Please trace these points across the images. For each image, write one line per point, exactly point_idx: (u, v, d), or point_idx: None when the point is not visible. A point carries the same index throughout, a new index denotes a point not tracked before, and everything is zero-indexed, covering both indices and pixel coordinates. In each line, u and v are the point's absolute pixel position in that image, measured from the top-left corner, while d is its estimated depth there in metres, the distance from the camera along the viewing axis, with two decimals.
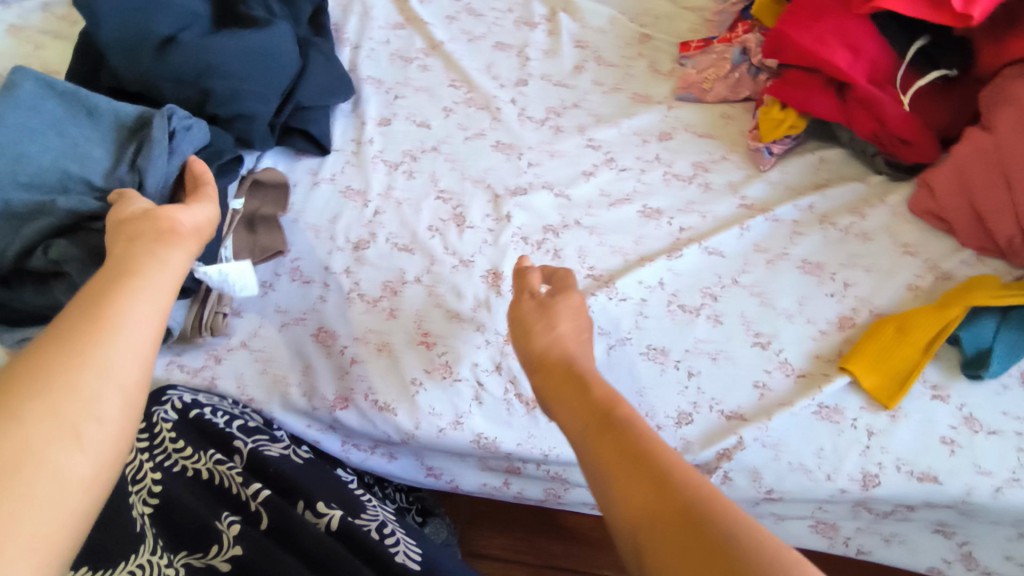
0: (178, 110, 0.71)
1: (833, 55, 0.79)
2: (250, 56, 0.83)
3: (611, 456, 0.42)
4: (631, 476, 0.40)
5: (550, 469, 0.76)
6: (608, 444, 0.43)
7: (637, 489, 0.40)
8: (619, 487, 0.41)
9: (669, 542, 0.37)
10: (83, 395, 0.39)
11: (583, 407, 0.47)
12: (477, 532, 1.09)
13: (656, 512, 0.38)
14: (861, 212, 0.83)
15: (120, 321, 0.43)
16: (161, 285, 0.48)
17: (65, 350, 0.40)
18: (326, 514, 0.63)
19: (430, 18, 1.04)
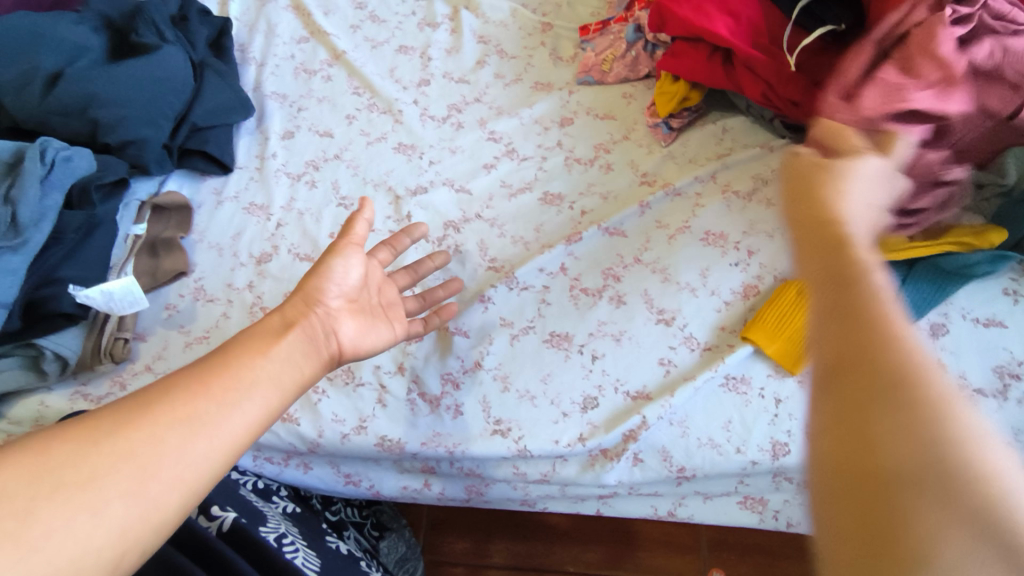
0: (56, 141, 0.74)
1: (713, 22, 0.79)
2: (138, 85, 0.84)
3: (847, 359, 0.35)
4: (876, 400, 0.33)
5: (463, 465, 0.74)
6: (842, 314, 0.36)
7: (872, 417, 0.32)
8: (849, 410, 0.34)
9: (889, 514, 0.30)
10: (168, 475, 0.41)
11: (824, 279, 0.38)
12: (445, 538, 1.06)
13: (894, 461, 0.31)
14: (762, 177, 0.82)
15: (233, 403, 0.46)
16: (286, 378, 0.49)
17: (187, 410, 0.44)
18: (219, 516, 0.64)
19: (333, 29, 1.04)
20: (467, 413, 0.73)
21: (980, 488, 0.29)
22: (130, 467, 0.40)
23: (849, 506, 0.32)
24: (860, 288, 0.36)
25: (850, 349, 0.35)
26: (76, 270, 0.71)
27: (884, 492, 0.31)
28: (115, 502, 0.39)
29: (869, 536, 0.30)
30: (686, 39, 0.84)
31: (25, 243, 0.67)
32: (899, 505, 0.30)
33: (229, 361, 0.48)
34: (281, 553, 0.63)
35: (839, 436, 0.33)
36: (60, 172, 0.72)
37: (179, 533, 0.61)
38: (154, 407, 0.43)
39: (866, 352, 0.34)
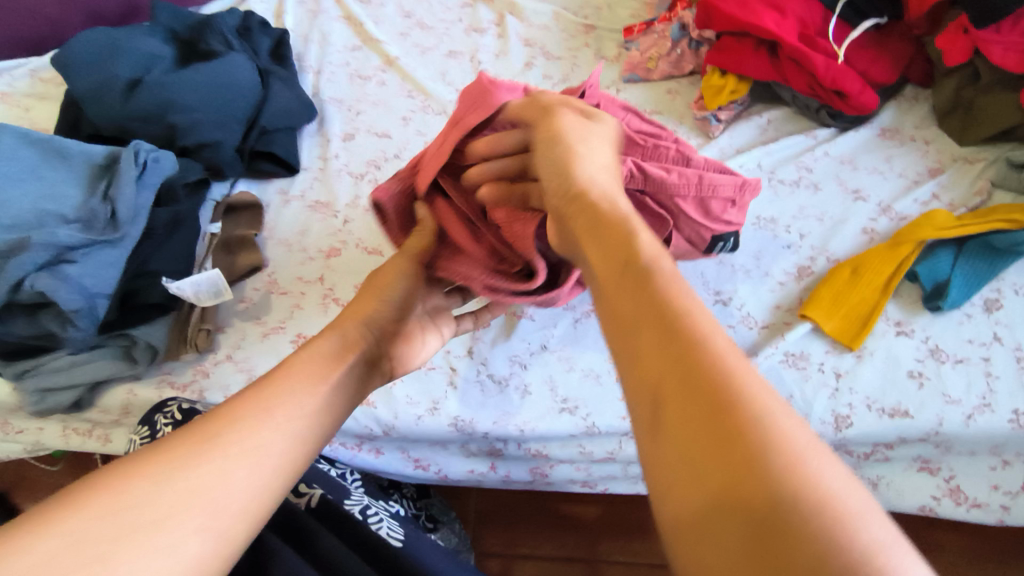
0: (145, 143, 0.79)
1: (759, 16, 0.83)
2: (212, 91, 0.89)
3: (634, 305, 0.36)
4: (663, 340, 0.33)
5: (530, 446, 0.77)
6: (629, 281, 0.38)
7: (665, 356, 0.33)
8: (645, 354, 0.34)
9: (699, 426, 0.29)
10: (233, 508, 0.39)
11: (608, 256, 0.40)
12: (492, 531, 1.05)
13: (686, 386, 0.31)
14: (808, 165, 0.85)
15: (284, 428, 0.44)
16: (336, 407, 0.49)
17: (249, 440, 0.42)
18: (306, 493, 0.67)
19: (384, 37, 1.09)
20: (535, 392, 0.76)
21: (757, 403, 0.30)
22: (195, 499, 0.39)
23: (663, 439, 0.31)
24: (638, 258, 0.39)
25: (641, 298, 0.36)
26: (164, 263, 0.76)
27: (695, 414, 0.30)
28: (184, 538, 0.37)
29: (688, 469, 0.29)
30: (732, 33, 0.88)
31: (122, 237, 0.72)
32: (693, 431, 0.30)
33: (280, 389, 0.46)
34: (366, 525, 0.65)
35: (645, 381, 0.33)
36: (150, 172, 0.77)
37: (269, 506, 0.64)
38: (217, 440, 0.42)
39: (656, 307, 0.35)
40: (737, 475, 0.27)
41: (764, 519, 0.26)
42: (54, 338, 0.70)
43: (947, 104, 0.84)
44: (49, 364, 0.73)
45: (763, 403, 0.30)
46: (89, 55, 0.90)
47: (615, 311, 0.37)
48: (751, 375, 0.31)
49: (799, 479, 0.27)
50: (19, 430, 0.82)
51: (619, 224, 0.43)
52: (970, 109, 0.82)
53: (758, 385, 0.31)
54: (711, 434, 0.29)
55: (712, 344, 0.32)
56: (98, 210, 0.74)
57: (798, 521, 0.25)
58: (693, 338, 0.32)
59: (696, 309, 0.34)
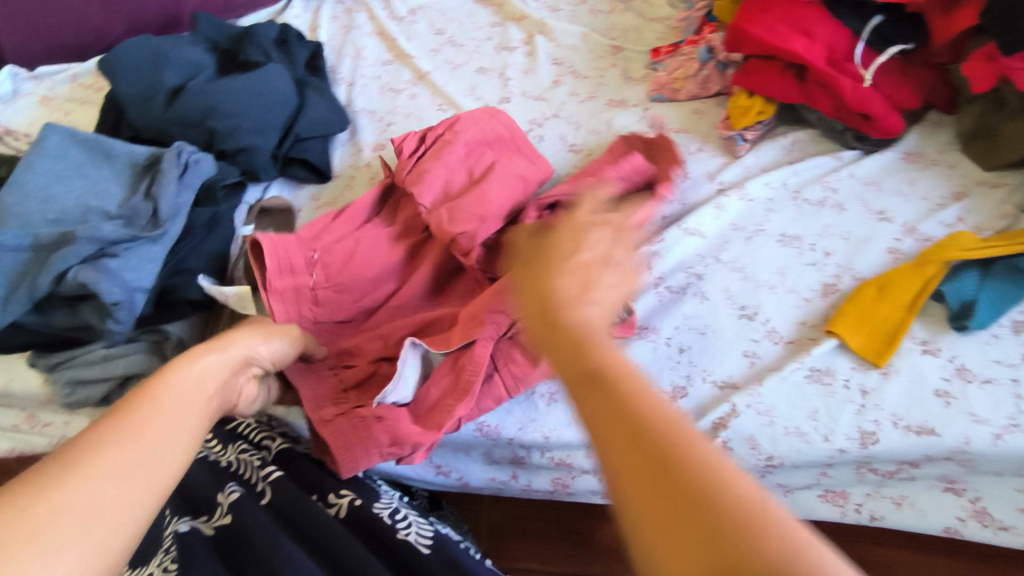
0: (186, 144, 0.81)
1: (787, 40, 0.84)
2: (251, 97, 0.91)
3: (614, 441, 0.34)
4: (616, 417, 0.34)
5: (554, 455, 0.76)
6: (600, 406, 0.35)
7: (654, 493, 0.32)
8: (608, 435, 0.34)
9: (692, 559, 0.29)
10: (110, 518, 0.38)
11: (553, 348, 0.39)
12: (507, 544, 1.05)
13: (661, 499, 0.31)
14: (832, 185, 0.87)
15: (158, 446, 0.43)
16: (187, 409, 0.47)
17: (109, 451, 0.41)
18: (336, 502, 0.67)
19: (416, 52, 1.12)
20: (561, 400, 0.76)
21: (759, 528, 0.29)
22: (112, 473, 0.40)
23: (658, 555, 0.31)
24: (555, 304, 0.40)
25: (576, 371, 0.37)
26: (202, 261, 0.78)
27: (665, 522, 0.31)
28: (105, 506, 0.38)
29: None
30: (760, 56, 0.90)
31: (164, 234, 0.73)
32: (671, 502, 0.31)
33: (149, 394, 0.46)
34: (394, 531, 0.64)
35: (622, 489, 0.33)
36: (191, 172, 0.79)
37: (294, 509, 0.64)
38: (79, 456, 0.40)
39: (631, 430, 0.33)
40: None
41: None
42: (92, 330, 0.72)
43: (969, 131, 0.86)
44: (84, 356, 0.73)
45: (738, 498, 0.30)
46: (136, 61, 0.93)
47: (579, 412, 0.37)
48: (745, 497, 0.30)
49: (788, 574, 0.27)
50: (45, 423, 0.83)
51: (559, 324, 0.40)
52: (995, 135, 0.83)
53: (742, 492, 0.30)
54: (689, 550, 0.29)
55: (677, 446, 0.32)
56: (139, 207, 0.75)
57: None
58: (662, 447, 0.32)
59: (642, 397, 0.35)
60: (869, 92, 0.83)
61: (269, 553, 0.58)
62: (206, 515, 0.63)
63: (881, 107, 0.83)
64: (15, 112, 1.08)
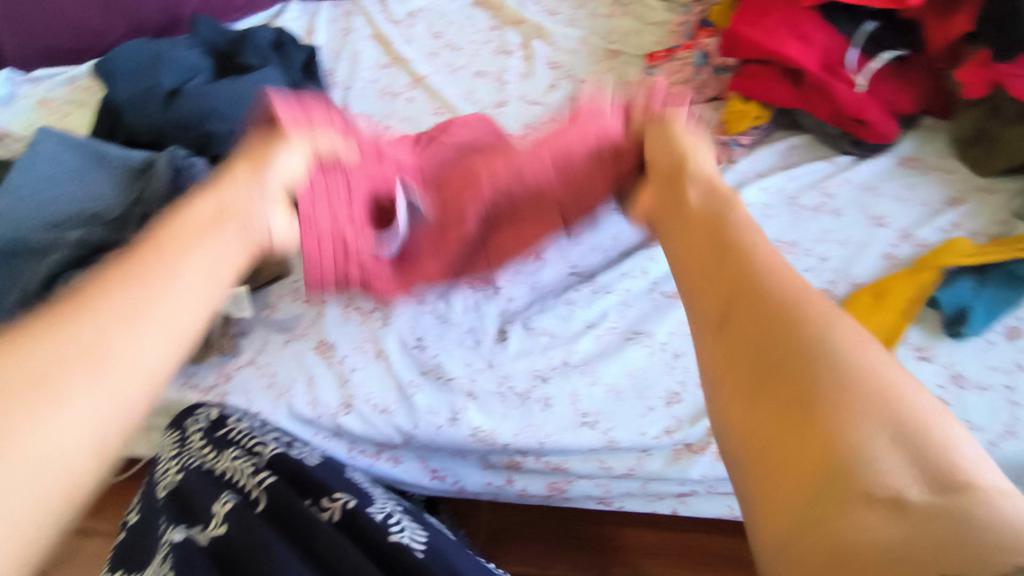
0: (178, 147, 0.80)
1: (784, 44, 0.84)
2: (248, 101, 0.91)
3: (757, 339, 0.37)
4: (765, 321, 0.37)
5: (548, 460, 0.77)
6: (754, 310, 0.38)
7: (785, 389, 0.34)
8: (750, 335, 0.37)
9: (805, 451, 0.32)
10: (126, 365, 0.36)
11: (722, 256, 0.43)
12: (505, 548, 1.04)
13: (798, 421, 0.33)
14: (829, 190, 0.86)
15: (179, 303, 0.40)
16: (211, 271, 0.43)
17: (126, 304, 0.38)
18: (330, 506, 0.65)
19: (414, 55, 1.12)
20: (557, 406, 0.75)
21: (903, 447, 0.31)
22: (77, 370, 0.34)
23: (765, 442, 0.34)
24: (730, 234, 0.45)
25: (731, 301, 0.40)
26: None
27: (791, 451, 0.32)
28: (80, 395, 0.34)
29: (792, 467, 0.32)
30: (756, 60, 0.90)
31: None
32: (804, 398, 0.33)
33: (168, 250, 0.42)
34: (388, 533, 0.62)
35: (732, 404, 0.36)
36: (183, 177, 0.78)
37: (289, 514, 0.63)
38: (92, 307, 0.37)
39: (781, 333, 0.36)
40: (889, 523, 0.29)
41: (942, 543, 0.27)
42: None
43: (969, 135, 0.85)
44: None
45: (902, 421, 0.31)
46: (133, 65, 0.93)
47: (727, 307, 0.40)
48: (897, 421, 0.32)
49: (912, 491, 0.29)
50: None
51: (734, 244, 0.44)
52: (993, 140, 0.82)
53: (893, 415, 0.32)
54: (812, 466, 0.31)
55: (845, 373, 0.33)
56: (131, 213, 0.75)
57: (912, 533, 0.28)
58: (808, 356, 0.35)
59: (818, 327, 0.36)
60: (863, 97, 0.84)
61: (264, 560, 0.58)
62: (201, 524, 0.63)
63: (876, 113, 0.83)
64: (12, 115, 1.08)
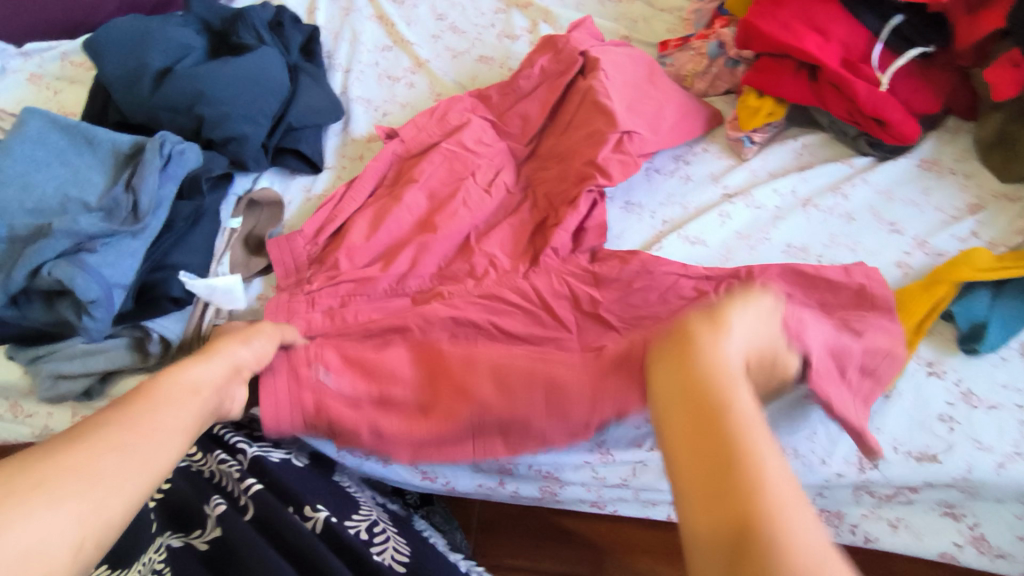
0: (169, 132, 0.78)
1: (801, 39, 0.80)
2: (242, 85, 0.88)
3: (692, 454, 0.36)
4: (709, 435, 0.36)
5: (541, 467, 0.76)
6: (703, 460, 0.35)
7: (708, 478, 0.34)
8: (683, 455, 0.36)
9: (721, 559, 0.32)
10: (123, 470, 0.44)
11: (676, 373, 0.39)
12: (498, 540, 1.03)
13: (727, 517, 0.33)
14: (843, 192, 0.83)
15: (163, 442, 0.48)
16: (177, 423, 0.51)
17: (113, 439, 0.46)
18: (313, 515, 0.63)
19: (415, 38, 1.08)
20: None
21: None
22: (77, 482, 0.42)
23: (696, 518, 0.34)
24: (717, 398, 0.37)
25: (705, 435, 0.36)
26: (185, 255, 0.75)
27: (720, 546, 0.33)
28: (49, 509, 0.40)
29: (713, 553, 0.33)
30: (772, 55, 0.86)
31: (144, 229, 0.71)
32: (722, 503, 0.33)
33: (150, 408, 0.50)
34: (369, 551, 0.62)
35: (688, 497, 0.35)
36: (174, 164, 0.76)
37: (271, 523, 0.62)
38: (84, 435, 0.45)
39: (714, 447, 0.35)
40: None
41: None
42: (69, 326, 0.69)
43: (990, 139, 0.81)
44: (64, 352, 0.72)
45: (804, 541, 0.31)
46: (123, 41, 0.89)
47: (672, 451, 0.37)
48: (809, 542, 0.31)
49: None
50: (29, 413, 0.83)
51: (717, 415, 0.36)
52: (1015, 145, 0.79)
53: (804, 532, 0.32)
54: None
55: (763, 467, 0.34)
56: (119, 199, 0.72)
57: None
58: (748, 478, 0.33)
59: (747, 426, 0.36)
60: (885, 97, 0.79)
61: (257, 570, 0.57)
62: (197, 528, 0.62)
63: (898, 115, 0.79)
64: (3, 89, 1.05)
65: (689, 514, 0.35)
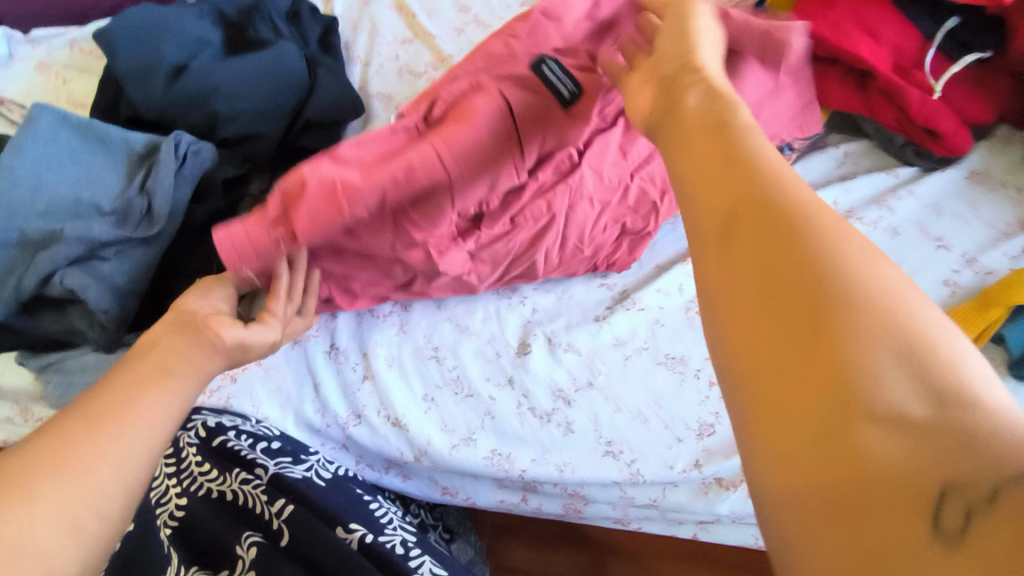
0: (185, 131, 0.74)
1: (852, 41, 0.76)
2: (259, 80, 0.84)
3: (738, 242, 0.34)
4: (761, 212, 0.34)
5: (567, 486, 0.73)
6: (751, 244, 0.34)
7: (752, 261, 0.33)
8: (731, 241, 0.35)
9: (781, 332, 0.31)
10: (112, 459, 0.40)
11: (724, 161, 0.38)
12: (513, 543, 1.00)
13: (793, 287, 0.31)
14: (887, 204, 0.79)
15: (147, 414, 0.44)
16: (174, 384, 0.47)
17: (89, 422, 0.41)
18: (350, 534, 0.61)
19: (438, 31, 1.04)
20: (578, 430, 0.71)
21: (881, 352, 0.29)
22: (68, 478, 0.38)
23: (740, 308, 0.33)
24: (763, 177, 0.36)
25: (739, 203, 0.35)
26: (200, 263, 0.72)
27: (783, 330, 0.31)
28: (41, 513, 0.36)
29: (764, 338, 0.31)
30: (817, 58, 0.82)
31: (159, 235, 0.67)
32: (771, 276, 0.32)
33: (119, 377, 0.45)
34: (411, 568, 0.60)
35: (728, 286, 0.34)
36: (190, 166, 0.72)
37: (307, 547, 0.59)
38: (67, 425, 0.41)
39: (760, 224, 0.34)
40: (936, 473, 0.26)
41: (955, 451, 0.27)
42: (81, 336, 0.67)
43: None
44: (75, 361, 0.70)
45: (893, 318, 0.30)
46: (135, 32, 0.86)
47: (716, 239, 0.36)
48: (888, 309, 0.30)
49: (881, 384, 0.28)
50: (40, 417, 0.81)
51: (756, 172, 0.36)
52: None
53: (871, 301, 0.30)
54: (830, 396, 0.29)
55: (797, 202, 0.34)
56: (134, 202, 0.69)
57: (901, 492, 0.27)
58: (802, 253, 0.32)
59: (784, 175, 0.36)
60: (942, 106, 0.76)
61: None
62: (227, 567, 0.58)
63: (954, 124, 0.76)
64: (10, 77, 1.02)
65: (725, 305, 0.33)
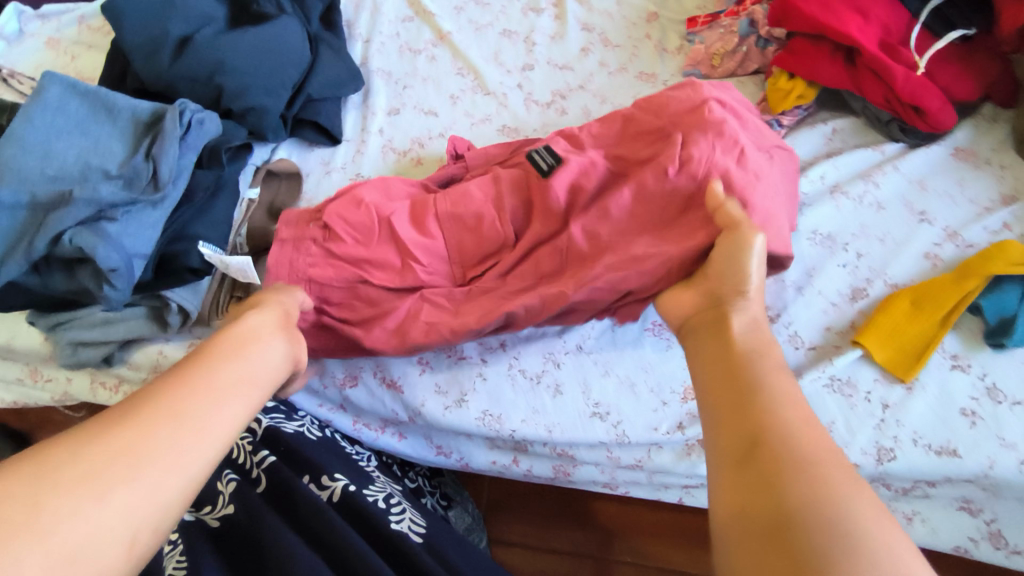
0: (189, 100, 0.77)
1: (841, 18, 0.79)
2: (261, 54, 0.86)
3: (733, 436, 0.44)
4: (738, 409, 0.45)
5: (556, 446, 0.74)
6: (733, 423, 0.44)
7: (738, 439, 0.43)
8: (724, 432, 0.44)
9: (752, 487, 0.40)
10: (219, 427, 0.46)
11: (719, 364, 0.49)
12: (507, 517, 1.01)
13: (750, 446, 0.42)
14: (873, 179, 0.81)
15: (250, 395, 0.50)
16: (264, 375, 0.53)
17: (191, 382, 0.47)
18: (330, 485, 0.64)
19: (438, 9, 1.06)
20: (567, 393, 0.74)
21: (814, 507, 0.37)
22: (170, 427, 0.44)
23: (725, 475, 0.42)
24: (745, 379, 0.47)
25: (729, 396, 0.46)
26: (205, 228, 0.75)
27: (753, 507, 0.39)
28: (153, 469, 0.41)
29: (739, 498, 0.40)
30: (807, 36, 0.84)
31: (164, 198, 0.70)
32: (755, 465, 0.41)
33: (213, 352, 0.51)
34: (386, 519, 0.62)
35: (721, 461, 0.43)
36: (194, 134, 0.76)
37: (286, 491, 0.62)
38: (174, 393, 0.46)
39: (747, 418, 0.44)
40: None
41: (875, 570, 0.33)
42: (91, 295, 0.69)
43: None
44: (84, 319, 0.73)
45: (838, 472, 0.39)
46: None
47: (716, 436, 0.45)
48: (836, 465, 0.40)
49: (815, 514, 0.37)
50: (48, 378, 0.84)
51: (742, 378, 0.47)
52: None
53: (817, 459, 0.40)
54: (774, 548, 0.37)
55: (772, 394, 0.45)
56: (139, 168, 0.71)
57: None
58: (765, 424, 0.43)
59: (765, 374, 0.47)
60: (926, 85, 0.77)
61: (269, 540, 0.56)
62: (209, 505, 0.62)
63: (938, 102, 0.77)
64: (21, 53, 1.05)
65: (722, 468, 0.43)
